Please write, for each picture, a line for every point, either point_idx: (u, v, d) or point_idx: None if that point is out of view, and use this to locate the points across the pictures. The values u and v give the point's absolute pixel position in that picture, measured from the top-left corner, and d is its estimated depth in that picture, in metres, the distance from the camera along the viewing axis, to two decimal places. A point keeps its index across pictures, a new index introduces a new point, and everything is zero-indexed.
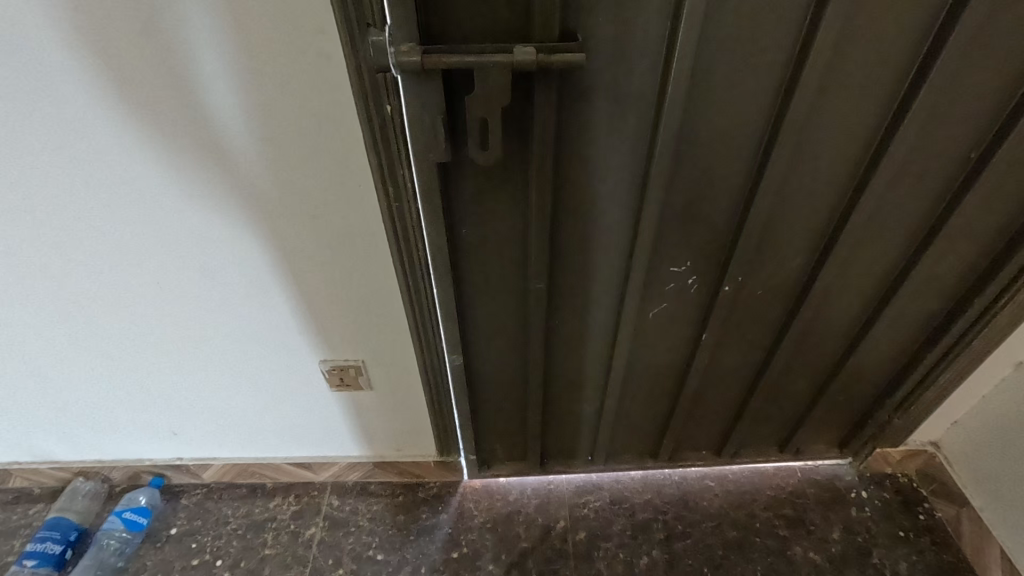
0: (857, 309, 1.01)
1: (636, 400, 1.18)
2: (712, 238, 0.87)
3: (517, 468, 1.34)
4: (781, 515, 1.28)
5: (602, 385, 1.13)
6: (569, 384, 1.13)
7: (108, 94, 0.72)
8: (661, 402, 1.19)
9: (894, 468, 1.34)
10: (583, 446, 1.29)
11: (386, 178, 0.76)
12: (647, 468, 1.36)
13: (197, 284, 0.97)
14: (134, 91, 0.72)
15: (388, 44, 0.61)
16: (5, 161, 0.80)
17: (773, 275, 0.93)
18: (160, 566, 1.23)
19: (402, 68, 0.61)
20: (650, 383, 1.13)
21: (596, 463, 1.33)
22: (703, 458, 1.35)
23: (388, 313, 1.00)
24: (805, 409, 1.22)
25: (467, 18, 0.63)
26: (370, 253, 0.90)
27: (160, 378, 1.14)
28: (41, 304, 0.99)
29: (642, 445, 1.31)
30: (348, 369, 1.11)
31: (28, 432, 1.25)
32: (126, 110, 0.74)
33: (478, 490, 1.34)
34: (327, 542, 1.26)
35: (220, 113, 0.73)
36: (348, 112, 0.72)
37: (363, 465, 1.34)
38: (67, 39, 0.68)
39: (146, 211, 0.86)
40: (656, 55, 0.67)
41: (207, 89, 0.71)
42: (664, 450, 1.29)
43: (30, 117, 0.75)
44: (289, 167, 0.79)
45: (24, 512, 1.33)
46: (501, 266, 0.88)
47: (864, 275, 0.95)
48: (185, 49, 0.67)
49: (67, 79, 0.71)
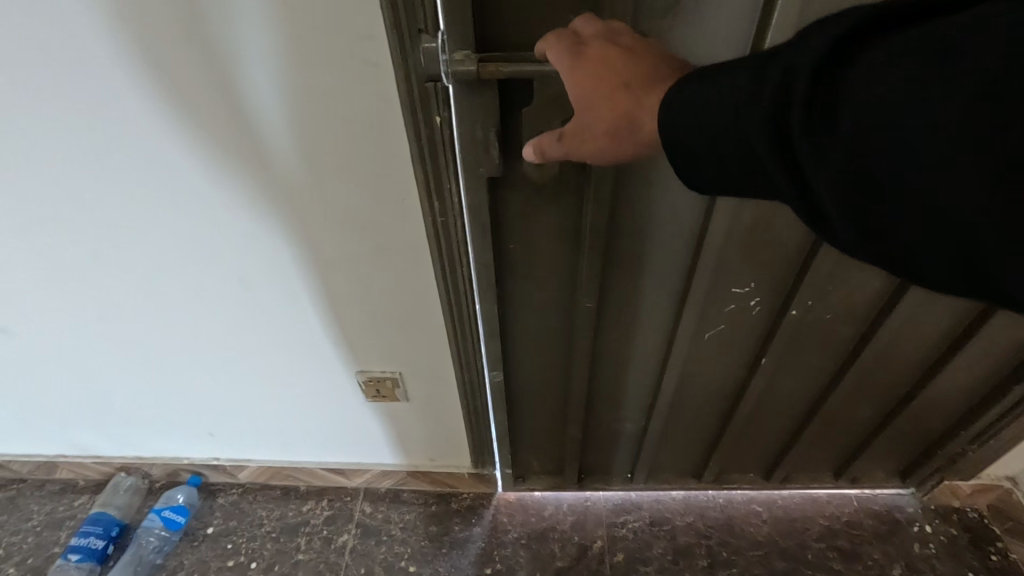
0: (936, 337, 0.94)
1: (683, 421, 1.12)
2: (782, 255, 0.80)
3: (553, 483, 1.29)
4: (834, 546, 1.21)
5: (648, 405, 1.07)
6: (613, 403, 1.07)
7: (150, 100, 0.70)
8: (710, 424, 1.12)
9: (963, 501, 1.25)
10: (623, 463, 1.24)
11: (432, 192, 0.72)
12: (689, 489, 1.29)
13: (235, 291, 0.96)
14: (179, 99, 0.70)
15: (440, 52, 0.57)
16: (51, 166, 0.79)
17: (846, 298, 0.86)
18: (197, 565, 1.24)
19: (455, 78, 0.58)
20: (700, 404, 1.07)
21: (636, 481, 1.27)
22: (751, 481, 1.27)
23: (427, 326, 0.97)
24: (868, 437, 1.15)
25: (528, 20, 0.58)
26: (410, 266, 0.86)
27: (199, 381, 1.14)
28: (87, 305, 1.00)
29: (685, 465, 1.25)
30: (384, 381, 1.08)
31: (73, 427, 1.27)
32: (168, 117, 0.72)
33: (512, 503, 1.30)
34: (360, 550, 1.25)
35: (262, 117, 0.70)
36: (394, 122, 0.68)
37: (396, 472, 1.32)
38: (111, 46, 0.66)
39: (186, 217, 0.84)
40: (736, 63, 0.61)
41: (248, 92, 0.67)
42: (709, 471, 1.22)
43: (75, 121, 0.73)
44: (329, 177, 0.76)
45: (69, 503, 1.37)
46: (550, 282, 0.83)
47: (950, 301, 0.87)
48: (229, 57, 0.64)
49: (108, 82, 0.69)
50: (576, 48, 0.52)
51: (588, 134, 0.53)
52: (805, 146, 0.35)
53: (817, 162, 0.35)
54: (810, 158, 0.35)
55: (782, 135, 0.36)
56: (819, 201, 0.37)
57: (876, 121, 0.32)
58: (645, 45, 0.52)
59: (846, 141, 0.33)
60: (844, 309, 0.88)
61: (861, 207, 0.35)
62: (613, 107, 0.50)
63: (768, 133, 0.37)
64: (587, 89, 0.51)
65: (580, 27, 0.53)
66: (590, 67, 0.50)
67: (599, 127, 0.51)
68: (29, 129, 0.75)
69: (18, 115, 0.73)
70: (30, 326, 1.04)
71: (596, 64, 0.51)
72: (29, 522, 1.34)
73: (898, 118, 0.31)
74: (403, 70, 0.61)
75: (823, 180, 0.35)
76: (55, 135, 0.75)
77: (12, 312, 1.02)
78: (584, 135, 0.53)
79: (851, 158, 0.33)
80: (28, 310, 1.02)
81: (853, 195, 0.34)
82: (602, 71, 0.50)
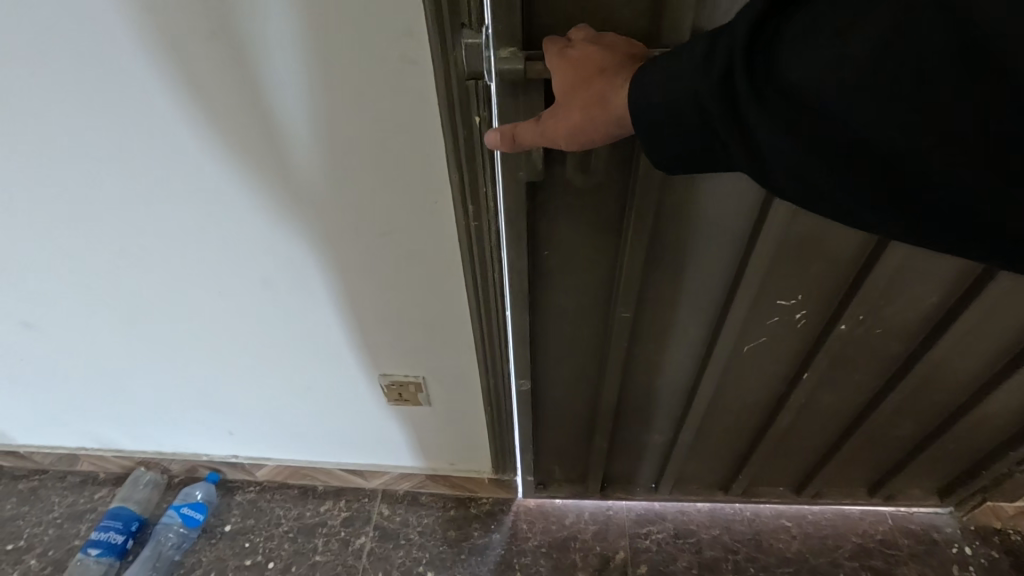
0: (991, 355, 0.89)
1: (714, 433, 1.08)
2: (831, 267, 0.76)
3: (575, 493, 1.26)
4: (867, 566, 1.16)
5: (678, 417, 1.03)
6: (642, 414, 1.04)
7: (175, 98, 0.68)
8: (742, 435, 1.09)
9: (1006, 522, 1.20)
10: (648, 474, 1.20)
11: (468, 194, 0.70)
12: (715, 501, 1.26)
13: (257, 291, 0.93)
14: (204, 97, 0.67)
15: (487, 48, 0.56)
16: (75, 161, 0.77)
17: (897, 313, 0.83)
18: (215, 563, 1.23)
19: (502, 76, 0.56)
20: (733, 416, 1.04)
21: (660, 492, 1.24)
22: (781, 495, 1.23)
23: (453, 331, 0.94)
24: (909, 454, 1.10)
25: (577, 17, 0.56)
26: (438, 272, 0.83)
27: (218, 379, 1.13)
28: (108, 302, 0.99)
29: (713, 477, 1.21)
30: (407, 385, 1.06)
31: (94, 422, 1.27)
32: (192, 116, 0.69)
33: (532, 510, 1.28)
34: (377, 554, 1.23)
35: (288, 123, 0.67)
36: (431, 124, 0.65)
37: (415, 476, 1.30)
38: (137, 43, 0.63)
39: (209, 215, 0.82)
40: None
41: (275, 99, 0.65)
42: (738, 484, 1.18)
43: (99, 116, 0.71)
44: (356, 179, 0.73)
45: (90, 496, 1.37)
46: (586, 291, 0.80)
47: (1011, 319, 0.82)
48: (254, 59, 0.62)
49: (132, 78, 0.66)
50: (561, 52, 0.53)
51: (559, 115, 0.52)
52: (762, 109, 0.38)
53: (772, 126, 0.38)
54: (766, 120, 0.38)
55: (733, 99, 0.40)
56: (773, 165, 0.40)
57: (818, 78, 0.36)
58: (627, 45, 0.53)
59: (789, 104, 0.37)
60: (892, 323, 0.84)
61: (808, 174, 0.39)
62: (587, 86, 0.51)
63: (725, 99, 0.40)
64: (563, 73, 0.52)
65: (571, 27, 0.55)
66: (572, 55, 0.52)
67: (570, 106, 0.52)
68: (51, 121, 0.72)
69: (41, 107, 0.71)
70: (52, 321, 1.03)
71: (576, 62, 0.52)
72: (49, 514, 1.34)
73: (828, 81, 0.36)
74: (444, 70, 0.58)
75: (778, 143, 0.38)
76: (78, 128, 0.73)
77: (36, 307, 1.01)
78: (554, 116, 0.53)
79: (798, 120, 0.37)
80: (50, 305, 1.00)
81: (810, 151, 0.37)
82: (583, 67, 0.51)
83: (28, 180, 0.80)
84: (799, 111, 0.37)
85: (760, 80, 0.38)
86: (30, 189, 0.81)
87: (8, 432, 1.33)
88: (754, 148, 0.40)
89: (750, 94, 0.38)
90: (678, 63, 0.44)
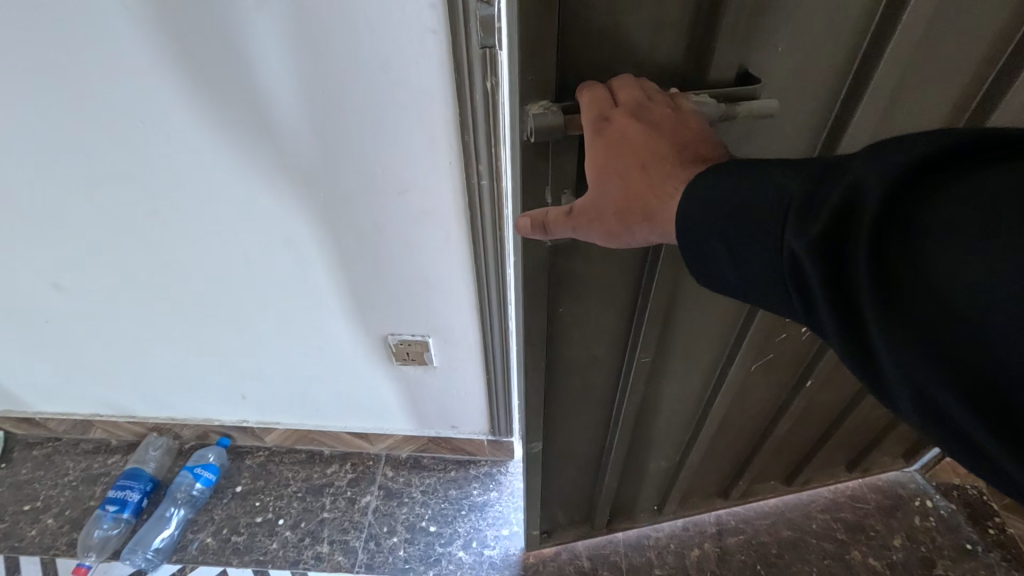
0: None
1: (716, 445, 1.11)
2: None
3: (581, 532, 1.23)
4: (838, 518, 1.27)
5: (685, 444, 1.08)
6: (646, 446, 1.06)
7: (174, 75, 0.73)
8: (744, 441, 1.13)
9: (962, 479, 1.32)
10: (648, 497, 1.20)
11: (477, 156, 0.79)
12: (717, 510, 1.28)
13: (280, 254, 0.99)
14: (198, 70, 0.72)
15: (523, 110, 0.51)
16: (95, 140, 0.82)
17: None
18: (227, 520, 1.30)
19: (541, 134, 0.50)
20: (737, 427, 1.08)
21: (664, 512, 1.24)
22: (775, 489, 1.29)
23: (450, 292, 1.02)
24: (884, 429, 1.19)
25: (613, 53, 0.50)
26: (444, 233, 0.91)
27: (229, 345, 1.19)
28: (129, 272, 1.04)
29: (713, 486, 1.23)
30: (414, 345, 1.13)
31: (110, 389, 1.33)
32: (191, 91, 0.75)
33: (545, 560, 1.21)
34: (383, 511, 1.30)
35: (280, 91, 0.74)
36: (436, 87, 0.72)
37: (418, 439, 1.37)
38: (145, 20, 0.68)
39: (216, 192, 0.88)
40: (824, 105, 0.57)
41: (266, 82, 0.73)
42: (737, 488, 1.23)
43: (113, 94, 0.76)
44: (359, 143, 0.79)
45: (104, 461, 1.44)
46: (602, 325, 0.78)
47: None
48: (245, 35, 0.68)
49: (140, 59, 0.72)
50: (599, 124, 0.47)
51: (593, 204, 0.48)
52: (877, 288, 0.31)
53: (884, 313, 0.31)
54: (868, 305, 0.32)
55: (841, 264, 0.33)
56: (878, 355, 0.33)
57: (970, 281, 0.28)
58: (679, 117, 0.46)
59: (922, 297, 0.30)
60: None
61: (919, 384, 0.31)
62: (624, 185, 0.46)
63: (831, 260, 0.33)
64: (599, 155, 0.47)
65: (613, 80, 0.49)
66: (608, 132, 0.46)
67: (606, 201, 0.47)
68: (76, 105, 0.78)
69: (79, 88, 0.76)
70: (74, 292, 1.09)
71: (614, 146, 0.46)
72: (65, 477, 1.41)
73: (990, 297, 0.27)
74: (460, 34, 0.66)
75: (882, 326, 0.31)
76: (98, 107, 0.78)
77: (59, 275, 1.06)
78: (589, 202, 0.49)
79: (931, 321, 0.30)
80: (74, 276, 1.06)
81: (921, 349, 0.31)
82: (624, 155, 0.46)
83: (56, 158, 0.85)
84: (933, 304, 0.30)
85: (891, 251, 0.31)
86: (58, 167, 0.87)
87: (22, 400, 1.38)
88: (858, 328, 0.33)
89: (868, 271, 0.31)
90: (756, 194, 0.37)
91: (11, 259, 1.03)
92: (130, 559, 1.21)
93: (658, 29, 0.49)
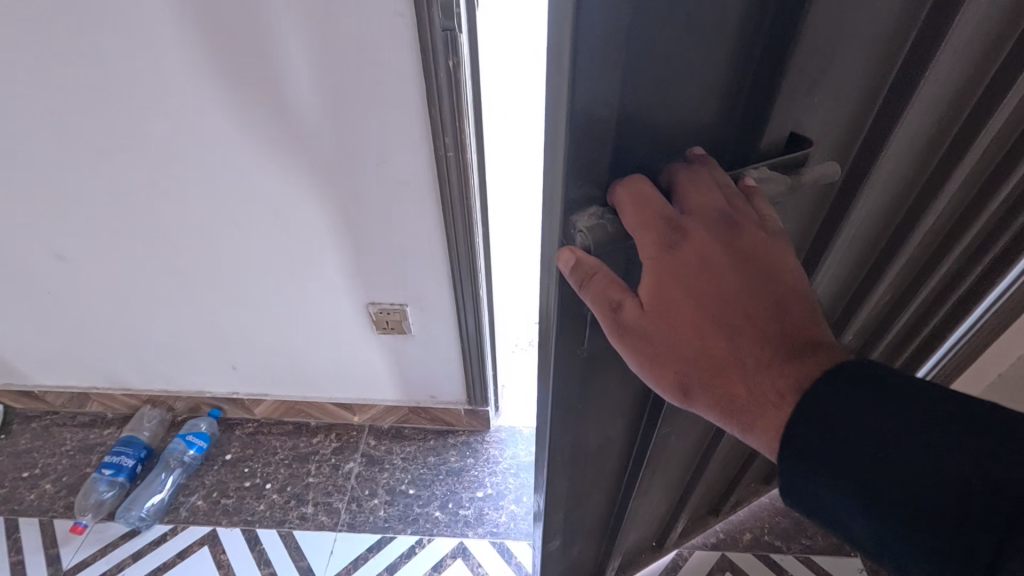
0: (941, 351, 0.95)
1: (712, 477, 1.08)
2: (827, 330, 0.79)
3: None
4: None
5: (685, 486, 1.03)
6: (654, 502, 0.99)
7: (176, 51, 0.82)
8: (736, 464, 1.10)
9: None
10: (646, 538, 1.15)
11: (442, 130, 0.87)
12: (708, 528, 1.25)
13: (266, 224, 1.06)
14: (196, 49, 0.82)
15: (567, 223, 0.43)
16: (104, 113, 0.90)
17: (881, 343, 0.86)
18: (217, 484, 1.37)
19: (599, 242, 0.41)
20: (734, 456, 1.05)
21: (664, 547, 1.20)
22: (756, 491, 1.29)
23: (421, 258, 1.10)
24: None
25: (651, 130, 0.40)
26: (416, 202, 1.00)
27: (217, 315, 1.27)
28: (127, 244, 1.12)
29: (704, 508, 1.20)
30: (392, 314, 1.21)
31: (108, 361, 1.41)
32: (192, 66, 0.84)
33: None
34: (365, 476, 1.38)
35: (276, 73, 0.83)
36: (404, 66, 0.81)
37: (398, 410, 1.46)
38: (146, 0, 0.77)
39: (207, 163, 0.96)
40: (843, 150, 0.51)
41: (258, 60, 0.82)
42: (727, 503, 1.20)
43: (118, 70, 0.85)
44: (339, 117, 0.88)
45: (99, 432, 1.51)
46: (617, 407, 0.67)
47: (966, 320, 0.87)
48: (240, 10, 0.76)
49: (144, 35, 0.81)
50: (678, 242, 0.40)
51: (656, 326, 0.41)
52: None
53: None
54: None
55: None
56: None
57: None
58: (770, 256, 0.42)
59: None
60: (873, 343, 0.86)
61: None
62: (703, 336, 0.41)
63: None
64: (672, 273, 0.40)
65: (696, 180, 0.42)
66: (689, 257, 0.40)
67: (678, 346, 0.41)
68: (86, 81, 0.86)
69: (91, 64, 0.84)
70: (77, 263, 1.17)
71: (695, 284, 0.41)
72: (62, 447, 1.48)
73: None
74: (424, 16, 0.75)
75: None
76: (104, 81, 0.86)
77: (61, 248, 1.14)
78: (649, 317, 0.41)
79: None
80: (76, 248, 1.14)
81: None
82: (705, 299, 0.41)
83: (68, 136, 0.94)
84: None
85: None
86: (67, 142, 0.95)
87: (23, 372, 1.46)
88: None
89: None
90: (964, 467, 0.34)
91: (18, 231, 1.11)
92: (124, 517, 1.28)
93: (704, 95, 0.41)
